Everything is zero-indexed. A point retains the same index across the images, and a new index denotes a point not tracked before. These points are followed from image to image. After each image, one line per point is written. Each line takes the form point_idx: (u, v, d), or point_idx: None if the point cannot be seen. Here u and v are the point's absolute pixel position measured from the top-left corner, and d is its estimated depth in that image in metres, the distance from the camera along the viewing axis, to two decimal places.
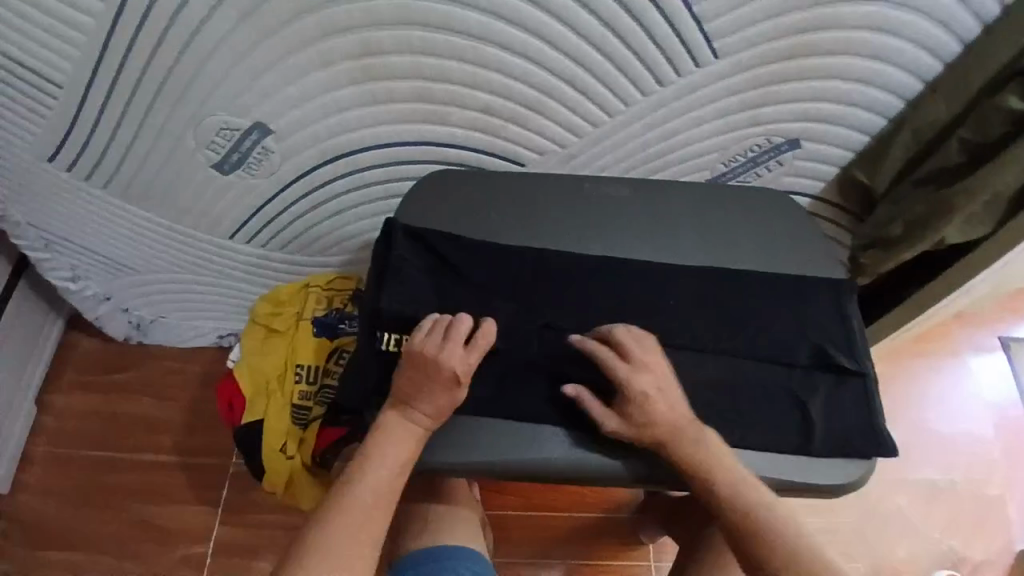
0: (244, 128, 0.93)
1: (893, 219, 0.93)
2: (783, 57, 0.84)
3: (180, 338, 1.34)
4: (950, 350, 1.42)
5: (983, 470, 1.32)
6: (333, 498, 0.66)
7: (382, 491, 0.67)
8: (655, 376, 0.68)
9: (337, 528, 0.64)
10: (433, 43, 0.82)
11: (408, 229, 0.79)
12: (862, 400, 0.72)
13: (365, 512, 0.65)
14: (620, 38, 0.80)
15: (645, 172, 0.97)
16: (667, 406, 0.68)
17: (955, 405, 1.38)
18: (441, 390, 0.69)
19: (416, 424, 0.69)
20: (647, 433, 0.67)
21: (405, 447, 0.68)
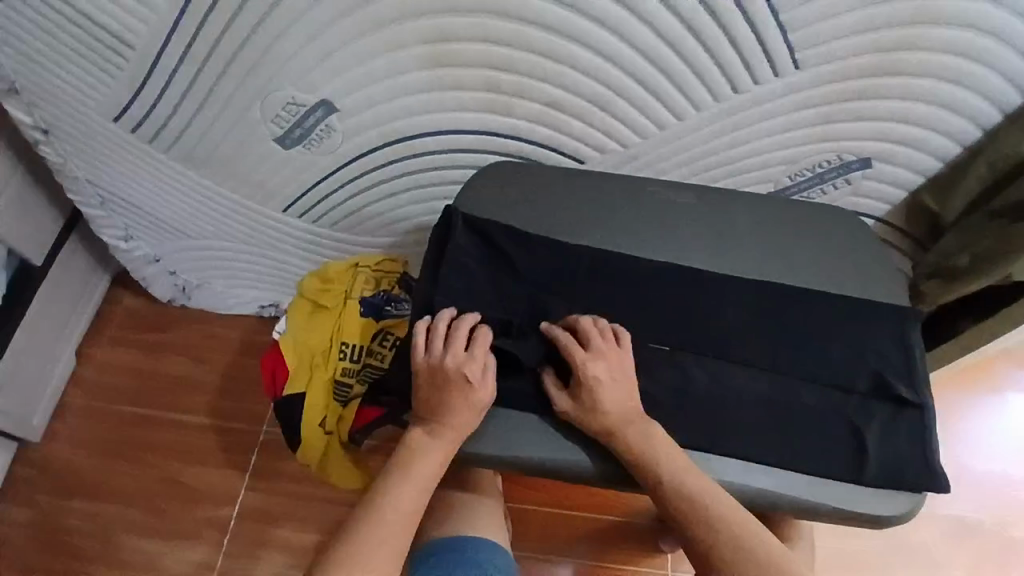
0: (309, 104, 0.93)
1: (959, 249, 0.91)
2: (865, 75, 0.82)
3: (221, 304, 1.36)
4: (995, 387, 1.38)
5: (1018, 513, 1.28)
6: (361, 513, 0.68)
7: (407, 508, 0.68)
8: (609, 364, 0.69)
9: (361, 545, 0.65)
10: (509, 33, 0.81)
11: (469, 217, 0.78)
12: (919, 432, 0.70)
13: (391, 527, 0.66)
14: (701, 43, 0.79)
15: (707, 179, 0.96)
16: (611, 394, 0.68)
17: (994, 444, 1.34)
18: (464, 399, 0.69)
19: (440, 434, 0.69)
20: (593, 419, 0.68)
21: (431, 461, 0.69)
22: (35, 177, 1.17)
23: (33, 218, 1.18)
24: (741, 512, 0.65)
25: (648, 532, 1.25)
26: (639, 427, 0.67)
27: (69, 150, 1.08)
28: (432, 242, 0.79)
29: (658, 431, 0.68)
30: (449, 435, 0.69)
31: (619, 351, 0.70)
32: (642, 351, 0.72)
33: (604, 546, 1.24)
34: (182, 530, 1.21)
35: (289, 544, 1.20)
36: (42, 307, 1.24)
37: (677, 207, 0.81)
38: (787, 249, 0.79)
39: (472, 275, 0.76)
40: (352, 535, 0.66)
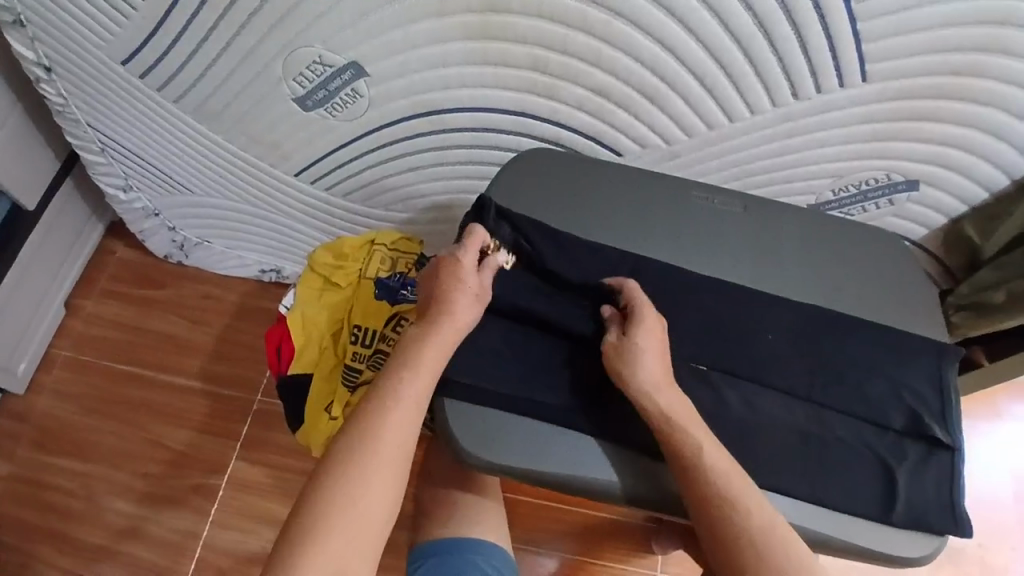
0: (338, 65, 0.87)
1: (995, 285, 0.89)
2: (935, 94, 0.77)
3: (221, 265, 1.30)
4: (993, 414, 1.37)
5: (1006, 541, 1.28)
6: (349, 444, 0.61)
7: (404, 432, 0.63)
8: (660, 323, 0.67)
9: (357, 477, 0.60)
10: (566, 10, 0.75)
11: (501, 211, 0.75)
12: (952, 475, 0.68)
13: (386, 455, 0.61)
14: (770, 43, 0.74)
15: (747, 186, 0.92)
16: (654, 349, 0.65)
17: (987, 470, 1.33)
18: (457, 313, 0.67)
19: (430, 350, 0.65)
20: (630, 363, 0.64)
21: (422, 379, 0.64)
22: (34, 114, 1.11)
23: (29, 157, 1.11)
24: (791, 535, 0.60)
25: (639, 536, 1.23)
26: (687, 426, 0.63)
27: (72, 90, 1.02)
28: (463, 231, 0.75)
29: (701, 427, 0.63)
30: (439, 351, 0.66)
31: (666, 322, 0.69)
32: (677, 368, 0.70)
33: (595, 546, 1.23)
34: (166, 494, 1.18)
35: (277, 518, 1.17)
36: (33, 251, 1.18)
37: (721, 215, 0.77)
38: (828, 270, 0.76)
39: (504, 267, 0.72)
40: (353, 472, 0.60)
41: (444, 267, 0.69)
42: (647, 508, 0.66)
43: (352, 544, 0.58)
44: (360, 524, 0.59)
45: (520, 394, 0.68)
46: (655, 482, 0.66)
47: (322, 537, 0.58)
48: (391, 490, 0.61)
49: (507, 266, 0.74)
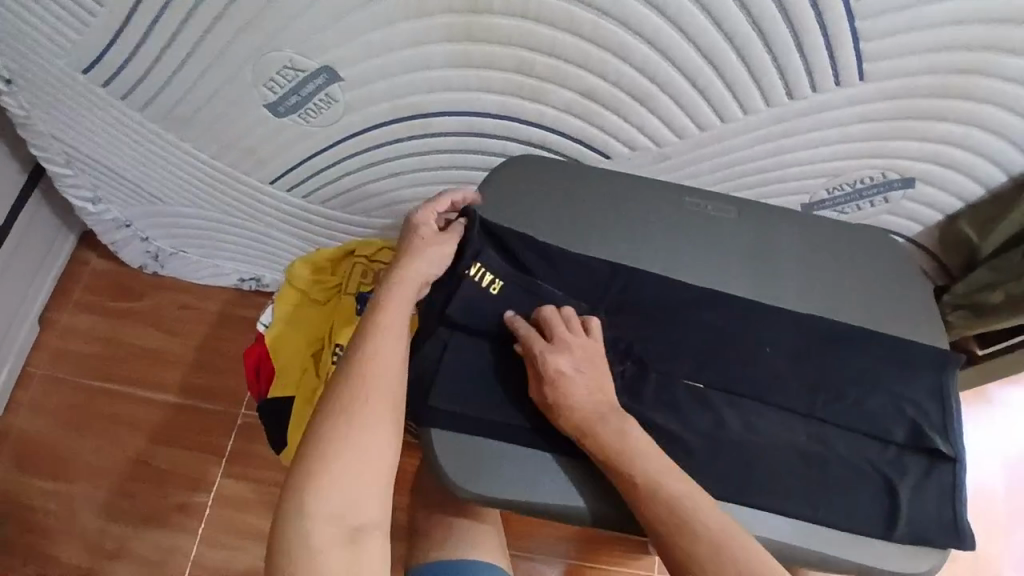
0: (310, 70, 0.83)
1: (992, 285, 0.87)
2: (935, 92, 0.74)
3: (198, 274, 1.26)
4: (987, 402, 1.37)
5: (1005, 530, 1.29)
6: (340, 386, 0.59)
7: (390, 365, 0.61)
8: (566, 351, 0.64)
9: (353, 411, 0.58)
10: (551, 10, 0.71)
11: (484, 223, 0.71)
12: (952, 488, 0.66)
13: (379, 386, 0.60)
14: (764, 41, 0.71)
15: (740, 187, 0.89)
16: (570, 390, 0.62)
17: (983, 458, 1.34)
18: (423, 252, 0.68)
19: (403, 291, 0.66)
20: (566, 422, 0.62)
21: (401, 315, 0.64)
22: None
23: None
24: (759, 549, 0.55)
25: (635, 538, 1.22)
26: (634, 451, 0.60)
27: (31, 101, 0.96)
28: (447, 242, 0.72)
29: (644, 440, 0.61)
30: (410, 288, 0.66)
31: (590, 326, 0.66)
32: (671, 387, 0.67)
33: (591, 550, 1.21)
34: (151, 512, 1.15)
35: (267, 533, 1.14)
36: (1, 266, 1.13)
37: (714, 222, 0.74)
38: (824, 277, 0.73)
39: (492, 285, 0.69)
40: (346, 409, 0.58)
41: (408, 222, 0.71)
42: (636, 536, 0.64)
43: (360, 474, 0.56)
44: (360, 456, 0.56)
45: (509, 419, 0.65)
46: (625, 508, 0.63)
47: (328, 468, 0.55)
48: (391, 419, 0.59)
49: (494, 292, 0.69)
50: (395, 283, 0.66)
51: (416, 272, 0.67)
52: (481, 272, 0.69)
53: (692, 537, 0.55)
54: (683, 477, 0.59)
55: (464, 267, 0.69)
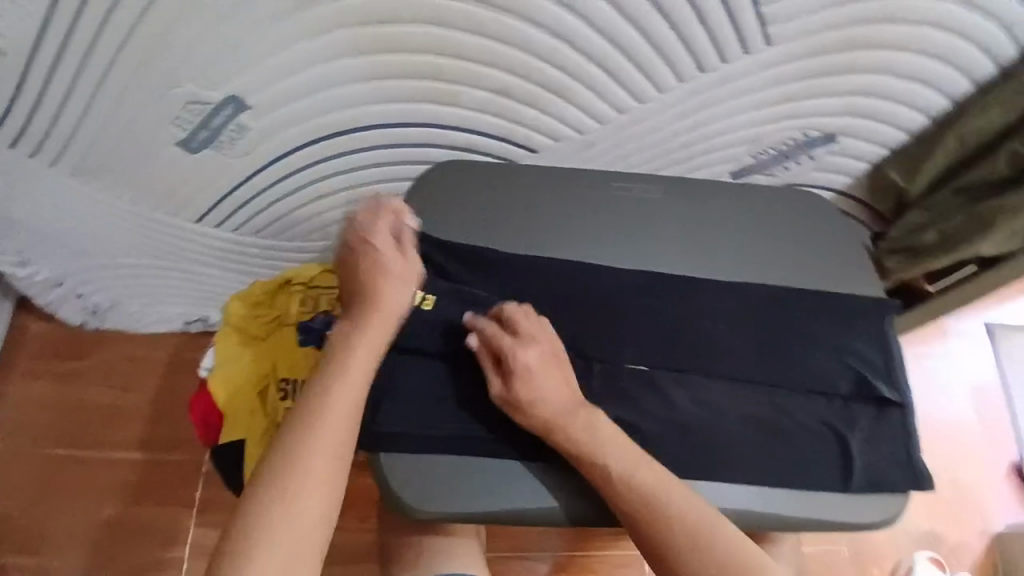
0: (216, 102, 0.79)
1: (925, 226, 0.88)
2: (842, 47, 0.75)
3: (142, 323, 1.22)
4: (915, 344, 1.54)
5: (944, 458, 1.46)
6: (289, 441, 0.57)
7: (345, 421, 0.59)
8: (535, 346, 0.63)
9: (299, 472, 0.55)
10: (449, 12, 0.70)
11: (400, 233, 0.71)
12: (899, 429, 0.68)
13: (335, 427, 0.58)
14: (668, 18, 0.70)
15: (668, 164, 0.89)
16: (541, 383, 0.62)
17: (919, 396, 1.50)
18: (392, 291, 0.65)
19: (366, 321, 0.63)
20: (536, 418, 0.61)
21: (362, 362, 0.61)
22: None
23: None
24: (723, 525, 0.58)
25: None
26: (603, 443, 0.60)
27: None
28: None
29: (609, 430, 0.61)
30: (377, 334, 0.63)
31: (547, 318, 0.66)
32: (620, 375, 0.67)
33: (577, 539, 1.22)
34: None
35: None
36: None
37: (642, 202, 0.74)
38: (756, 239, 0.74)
39: (424, 301, 0.68)
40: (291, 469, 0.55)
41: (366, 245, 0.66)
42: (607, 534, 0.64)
43: (300, 535, 0.53)
44: (299, 522, 0.54)
45: (461, 433, 0.64)
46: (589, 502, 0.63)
47: (278, 516, 0.53)
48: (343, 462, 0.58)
49: (425, 307, 0.68)
50: (362, 326, 0.63)
51: (385, 316, 0.64)
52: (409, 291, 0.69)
53: (678, 524, 0.57)
54: (652, 463, 0.60)
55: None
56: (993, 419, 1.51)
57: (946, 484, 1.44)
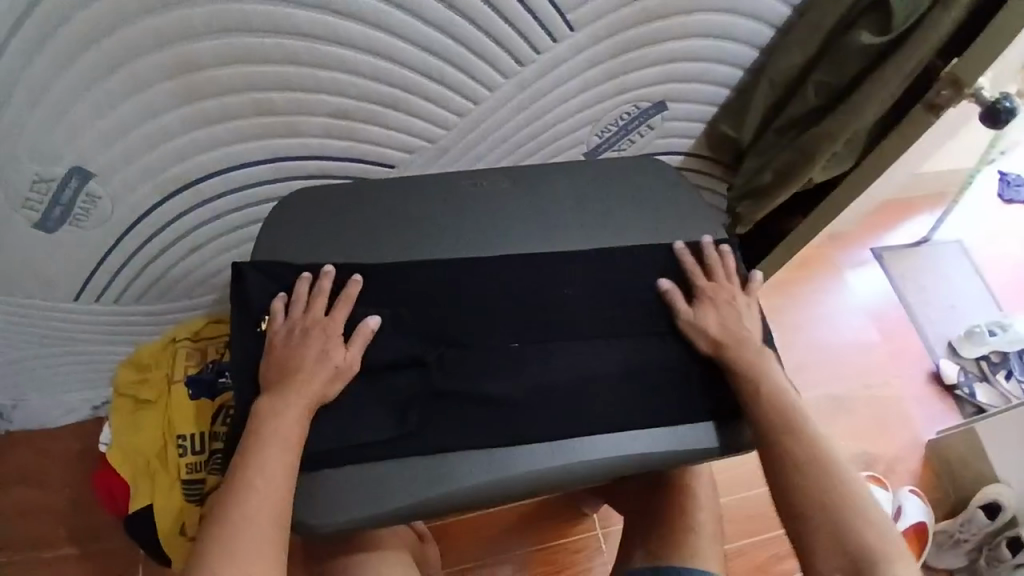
0: (60, 175, 0.79)
1: (762, 168, 0.94)
2: (640, 20, 0.81)
3: (49, 418, 1.18)
4: (824, 270, 1.67)
5: (871, 371, 1.57)
6: (223, 515, 0.60)
7: (276, 491, 0.62)
8: (724, 290, 0.79)
9: (233, 544, 0.59)
10: (264, 50, 0.73)
11: (260, 265, 0.74)
12: (751, 353, 0.75)
13: (266, 492, 0.61)
14: (471, 21, 0.76)
15: (522, 156, 0.94)
16: (722, 316, 0.77)
17: (841, 320, 1.62)
18: (319, 363, 0.69)
19: (296, 389, 0.67)
20: (714, 337, 0.75)
21: (290, 431, 0.65)
22: None
23: None
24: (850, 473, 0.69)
25: (567, 502, 1.25)
26: (772, 373, 0.73)
27: None
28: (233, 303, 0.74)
29: (778, 368, 0.75)
30: (303, 405, 0.66)
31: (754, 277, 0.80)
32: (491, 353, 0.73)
33: (530, 532, 1.23)
34: None
35: None
36: None
37: (490, 194, 0.82)
38: (599, 205, 0.83)
39: None
40: (227, 542, 0.59)
41: (292, 323, 0.71)
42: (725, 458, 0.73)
43: None
44: None
45: (354, 441, 0.67)
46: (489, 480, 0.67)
47: None
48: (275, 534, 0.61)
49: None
50: (289, 397, 0.66)
51: (313, 385, 0.68)
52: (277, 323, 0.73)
53: (807, 445, 0.69)
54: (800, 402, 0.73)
55: (257, 324, 0.73)
56: (901, 333, 1.63)
57: (862, 400, 1.54)
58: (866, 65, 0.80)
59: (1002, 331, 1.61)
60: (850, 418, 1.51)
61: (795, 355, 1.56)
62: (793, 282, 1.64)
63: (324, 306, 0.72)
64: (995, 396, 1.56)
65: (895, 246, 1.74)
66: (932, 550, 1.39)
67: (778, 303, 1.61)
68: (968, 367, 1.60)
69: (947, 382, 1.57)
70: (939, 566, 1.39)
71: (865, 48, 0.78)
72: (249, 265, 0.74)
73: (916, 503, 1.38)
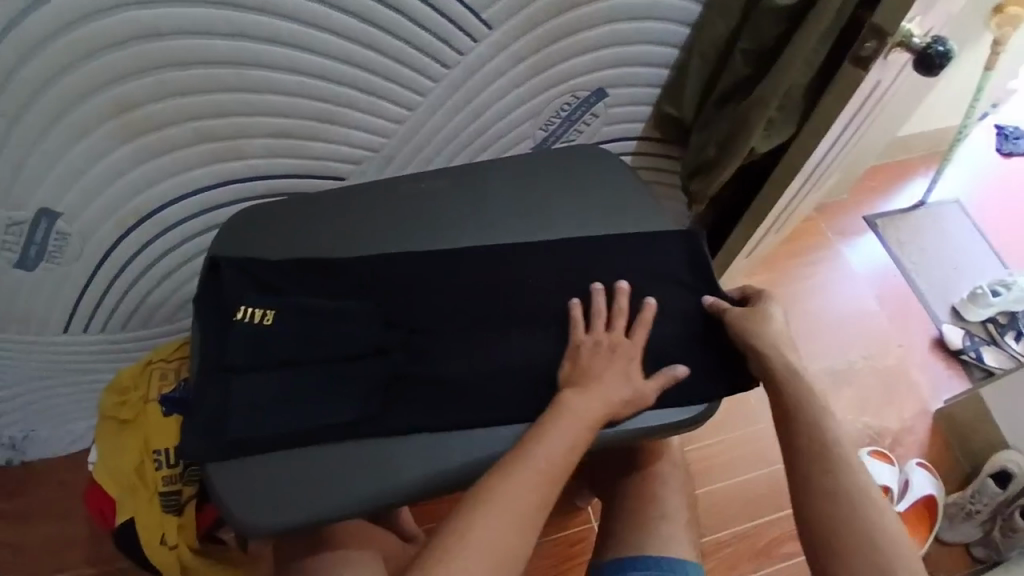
0: (30, 218, 0.84)
1: (706, 143, 0.94)
2: (557, 12, 0.83)
3: (60, 447, 1.24)
4: (816, 244, 1.63)
5: (876, 343, 1.52)
6: (508, 469, 0.66)
7: (553, 472, 0.66)
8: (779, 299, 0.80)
9: (508, 499, 0.63)
10: (194, 80, 0.77)
11: (231, 261, 0.76)
12: (756, 331, 0.76)
13: (548, 466, 0.66)
14: (389, 31, 0.80)
15: (470, 155, 0.96)
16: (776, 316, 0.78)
17: (842, 291, 1.58)
18: (619, 383, 0.73)
19: (592, 393, 0.71)
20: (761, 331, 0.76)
21: (583, 426, 0.69)
22: None
23: None
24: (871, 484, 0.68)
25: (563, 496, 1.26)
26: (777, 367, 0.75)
27: None
28: (204, 296, 0.75)
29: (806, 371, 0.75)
30: (600, 408, 0.70)
31: None
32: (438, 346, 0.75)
33: None
34: None
35: None
36: None
37: (431, 193, 0.84)
38: (540, 194, 0.85)
39: (264, 316, 0.73)
40: (496, 496, 0.64)
41: (592, 338, 0.75)
42: (681, 431, 0.75)
43: (480, 554, 0.60)
44: (491, 540, 0.61)
45: (313, 423, 0.70)
46: (445, 464, 0.70)
47: (475, 536, 0.61)
48: (533, 515, 0.64)
49: (266, 323, 0.73)
50: (589, 398, 0.71)
51: (606, 395, 0.72)
52: (249, 311, 0.73)
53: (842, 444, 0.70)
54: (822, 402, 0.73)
55: (233, 314, 0.73)
56: (905, 299, 1.59)
57: (866, 371, 1.49)
58: (785, 26, 0.81)
59: (1005, 291, 1.54)
60: (854, 389, 1.47)
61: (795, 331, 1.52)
62: (786, 256, 1.61)
63: (620, 326, 0.76)
64: (1003, 359, 1.52)
65: (891, 212, 1.70)
66: (945, 523, 1.34)
67: (771, 280, 1.58)
68: (974, 331, 1.55)
69: (952, 347, 1.52)
70: (955, 541, 1.34)
71: (778, 9, 0.79)
72: (224, 257, 0.76)
73: (923, 475, 1.34)
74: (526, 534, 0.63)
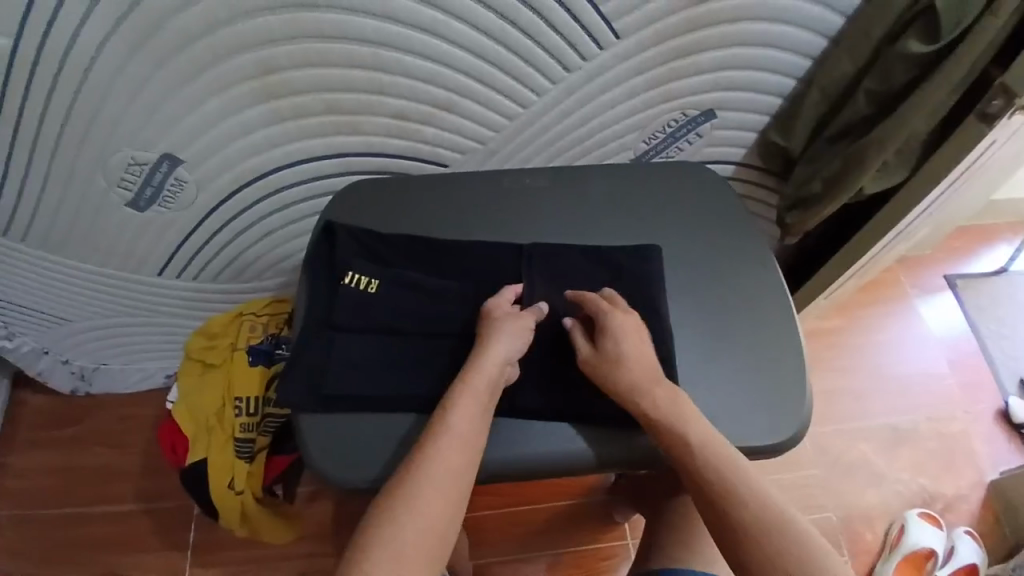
0: (153, 161, 0.88)
1: (811, 177, 0.94)
2: (685, 29, 0.84)
3: (126, 383, 1.28)
4: (890, 296, 1.59)
5: (940, 404, 1.47)
6: (419, 454, 0.64)
7: (467, 446, 0.65)
8: (627, 318, 0.74)
9: (427, 480, 0.62)
10: (331, 53, 0.80)
11: (345, 227, 0.79)
12: (616, 377, 0.71)
13: (460, 442, 0.65)
14: (520, 30, 0.81)
15: (572, 158, 0.98)
16: (630, 347, 0.72)
17: (913, 347, 1.54)
18: (492, 367, 0.69)
19: (467, 382, 0.68)
20: (620, 372, 0.71)
21: (478, 407, 0.67)
22: None
23: None
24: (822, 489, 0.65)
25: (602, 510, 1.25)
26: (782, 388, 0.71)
27: None
28: (317, 257, 0.78)
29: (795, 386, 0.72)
30: (482, 389, 0.68)
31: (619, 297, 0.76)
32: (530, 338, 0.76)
33: (560, 534, 1.24)
34: None
35: None
36: None
37: (535, 189, 0.85)
38: (642, 205, 0.86)
39: (368, 285, 0.76)
40: (416, 479, 0.62)
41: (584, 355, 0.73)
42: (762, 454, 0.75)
43: (411, 532, 0.58)
44: (417, 518, 0.59)
45: (400, 392, 0.72)
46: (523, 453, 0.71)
47: (405, 519, 0.59)
48: (459, 490, 0.63)
49: (370, 291, 0.76)
50: (465, 385, 0.68)
51: (484, 376, 0.69)
52: (357, 277, 0.76)
53: None
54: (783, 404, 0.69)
55: (340, 278, 0.77)
56: (976, 364, 1.53)
57: (927, 432, 1.44)
58: (916, 72, 0.80)
59: None
60: (913, 449, 1.42)
61: (857, 381, 1.49)
62: (858, 304, 1.58)
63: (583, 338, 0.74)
64: None
65: (972, 274, 1.65)
66: None
67: (840, 325, 1.55)
68: None
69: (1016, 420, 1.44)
70: None
71: (913, 55, 0.78)
72: (338, 223, 0.79)
73: (971, 544, 1.29)
74: (462, 506, 0.62)
